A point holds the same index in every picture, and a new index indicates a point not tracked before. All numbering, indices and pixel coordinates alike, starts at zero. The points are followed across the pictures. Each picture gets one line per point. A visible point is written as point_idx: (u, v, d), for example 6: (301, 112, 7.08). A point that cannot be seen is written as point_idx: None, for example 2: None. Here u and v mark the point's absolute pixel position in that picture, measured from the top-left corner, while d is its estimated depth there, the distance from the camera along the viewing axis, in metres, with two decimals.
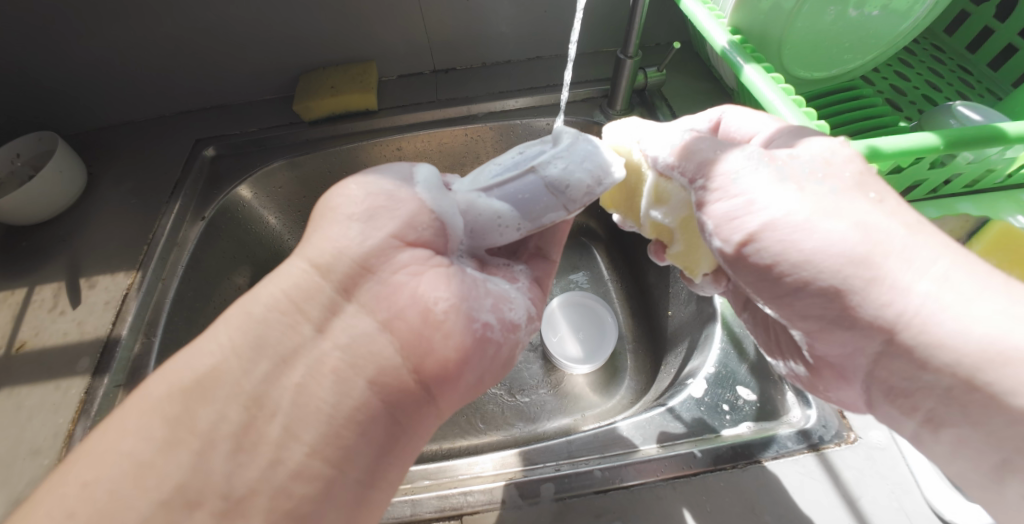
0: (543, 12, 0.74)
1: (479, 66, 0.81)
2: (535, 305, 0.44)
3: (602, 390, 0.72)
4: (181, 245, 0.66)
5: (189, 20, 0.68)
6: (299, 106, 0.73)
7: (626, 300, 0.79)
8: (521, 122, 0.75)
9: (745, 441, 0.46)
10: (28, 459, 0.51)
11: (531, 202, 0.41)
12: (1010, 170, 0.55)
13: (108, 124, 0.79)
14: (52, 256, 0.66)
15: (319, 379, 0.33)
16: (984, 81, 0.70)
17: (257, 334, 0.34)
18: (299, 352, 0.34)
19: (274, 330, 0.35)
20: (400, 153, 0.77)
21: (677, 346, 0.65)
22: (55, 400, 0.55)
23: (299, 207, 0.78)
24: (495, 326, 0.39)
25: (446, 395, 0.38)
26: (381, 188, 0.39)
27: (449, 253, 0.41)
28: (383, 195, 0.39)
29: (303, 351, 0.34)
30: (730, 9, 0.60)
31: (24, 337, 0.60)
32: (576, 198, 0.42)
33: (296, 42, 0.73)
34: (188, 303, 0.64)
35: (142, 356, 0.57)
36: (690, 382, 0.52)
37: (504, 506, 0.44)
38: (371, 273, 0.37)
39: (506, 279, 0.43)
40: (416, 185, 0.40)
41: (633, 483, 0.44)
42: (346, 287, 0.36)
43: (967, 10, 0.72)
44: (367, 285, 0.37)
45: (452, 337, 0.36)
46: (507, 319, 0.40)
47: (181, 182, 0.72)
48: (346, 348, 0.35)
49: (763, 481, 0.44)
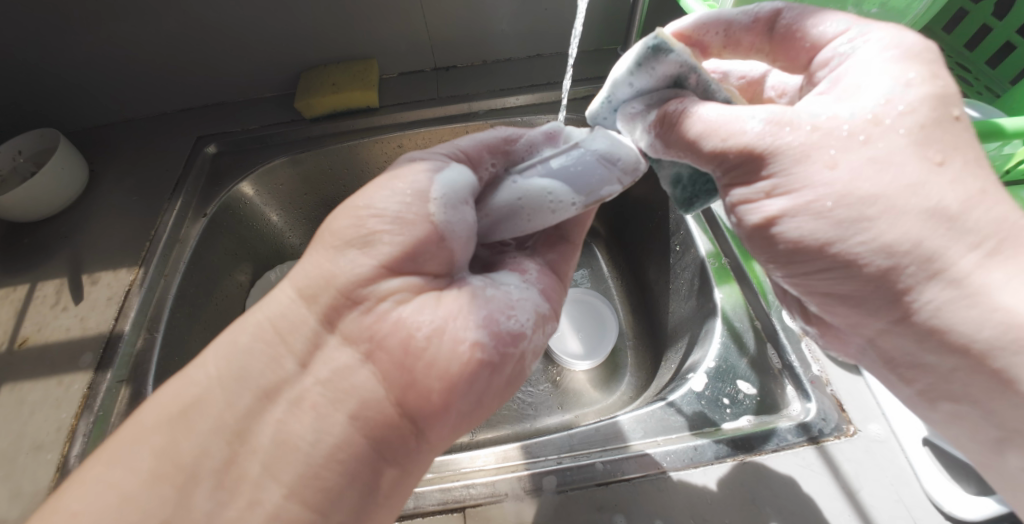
0: (544, 10, 0.74)
1: (479, 63, 0.81)
2: (547, 304, 0.42)
3: (602, 386, 0.72)
4: (183, 241, 0.66)
5: (190, 16, 0.68)
6: (300, 103, 0.73)
7: (627, 297, 0.80)
8: (521, 120, 0.75)
9: (744, 434, 0.46)
10: (31, 454, 0.52)
11: (584, 176, 0.41)
12: (1006, 167, 0.55)
13: (109, 121, 0.79)
14: (55, 253, 0.66)
15: (321, 421, 0.33)
16: (983, 78, 0.71)
17: (262, 372, 0.35)
18: (291, 384, 0.35)
19: (272, 372, 0.35)
20: (401, 150, 0.77)
21: (677, 342, 0.65)
22: (58, 395, 0.55)
23: (301, 204, 0.79)
24: (487, 344, 0.35)
25: (436, 429, 0.36)
26: (386, 203, 0.38)
27: (450, 278, 0.40)
28: (388, 216, 0.37)
29: (292, 386, 0.35)
30: (729, 7, 0.61)
31: (26, 333, 0.60)
32: (629, 168, 0.41)
33: (298, 40, 0.73)
34: (190, 299, 0.64)
35: (145, 352, 0.58)
36: (691, 376, 0.52)
37: (506, 498, 0.44)
38: (355, 304, 0.37)
39: (513, 283, 0.41)
40: (425, 195, 0.38)
41: (634, 475, 0.44)
42: (330, 319, 0.37)
43: (965, 8, 0.73)
44: (350, 315, 0.37)
45: (435, 367, 0.34)
46: (502, 332, 0.36)
47: (183, 179, 0.72)
48: (332, 382, 0.35)
49: (763, 473, 0.44)
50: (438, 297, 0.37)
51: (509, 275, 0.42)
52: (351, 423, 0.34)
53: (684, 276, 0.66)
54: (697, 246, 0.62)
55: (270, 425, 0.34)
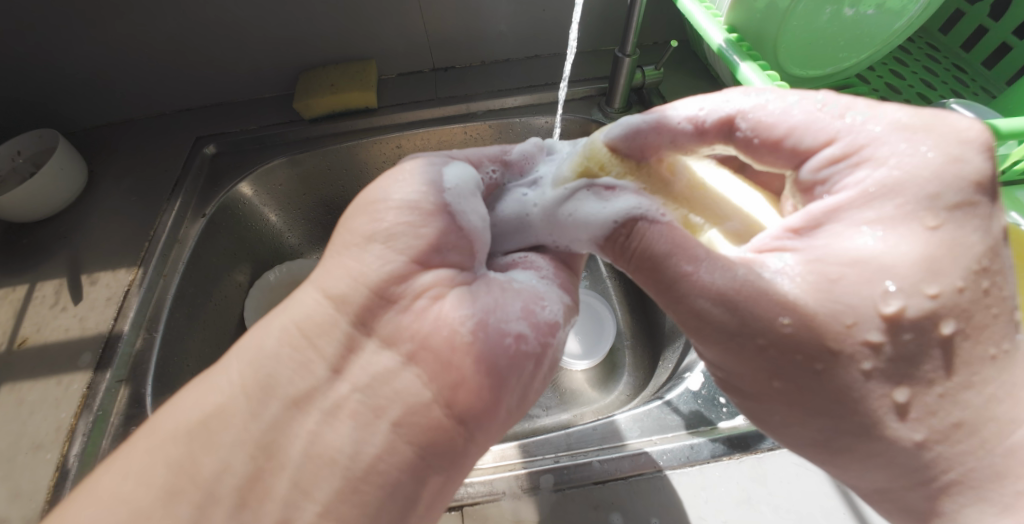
0: (542, 11, 0.75)
1: (478, 64, 0.82)
2: (568, 295, 0.42)
3: (601, 386, 0.73)
4: (182, 241, 0.67)
5: (189, 17, 0.68)
6: (298, 104, 0.73)
7: (625, 296, 0.80)
8: (519, 120, 0.76)
9: (740, 433, 0.46)
10: (30, 454, 0.52)
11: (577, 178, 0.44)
12: (1004, 168, 0.56)
13: (108, 121, 0.80)
14: (54, 253, 0.66)
15: (365, 430, 0.32)
16: (979, 79, 0.71)
17: (288, 375, 0.34)
18: (327, 393, 0.33)
19: (304, 376, 0.34)
20: (399, 151, 0.77)
21: (674, 341, 0.66)
22: (57, 395, 0.55)
23: (299, 204, 0.79)
24: (530, 336, 0.37)
25: (484, 430, 0.35)
26: (403, 198, 0.38)
27: (474, 271, 0.40)
28: (408, 208, 0.38)
29: (329, 395, 0.33)
30: (726, 9, 0.61)
31: (25, 333, 0.60)
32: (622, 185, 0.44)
33: (297, 41, 0.74)
34: (189, 299, 0.64)
35: (144, 352, 0.58)
36: (687, 376, 0.53)
37: (504, 497, 0.44)
38: (394, 304, 0.36)
39: (532, 276, 0.42)
40: (441, 189, 0.39)
41: (630, 474, 0.45)
42: (368, 323, 0.35)
43: (962, 9, 0.73)
44: (389, 316, 0.36)
45: (482, 361, 0.34)
46: (541, 322, 0.38)
47: (182, 180, 0.72)
48: (376, 390, 0.33)
49: (759, 471, 0.44)
50: (482, 291, 0.37)
51: (527, 269, 0.42)
52: (394, 430, 0.32)
53: None
54: None
55: (299, 433, 0.32)
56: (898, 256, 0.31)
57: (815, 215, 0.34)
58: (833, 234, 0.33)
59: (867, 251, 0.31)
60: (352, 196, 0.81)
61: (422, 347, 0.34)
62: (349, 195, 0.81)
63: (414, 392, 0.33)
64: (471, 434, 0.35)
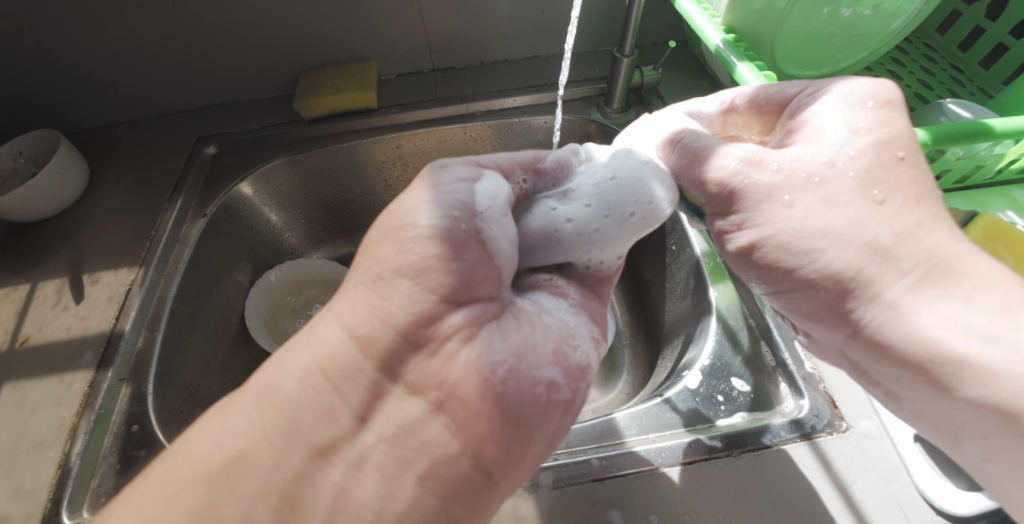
0: (542, 12, 0.75)
1: (478, 64, 0.82)
2: (596, 327, 0.40)
3: (600, 385, 0.73)
4: (184, 241, 0.67)
5: (191, 17, 0.69)
6: (298, 104, 0.74)
7: (624, 296, 0.80)
8: (519, 120, 0.76)
9: (738, 430, 0.47)
10: (32, 452, 0.52)
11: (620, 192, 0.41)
12: (999, 166, 0.57)
13: (109, 122, 0.80)
14: (55, 252, 0.67)
15: (389, 486, 0.31)
16: (976, 79, 0.71)
17: (290, 390, 0.33)
18: (350, 443, 0.32)
19: (322, 422, 0.33)
20: (399, 151, 0.78)
21: (673, 340, 0.66)
22: (60, 393, 0.55)
23: (300, 204, 0.80)
24: (562, 383, 0.34)
25: (509, 479, 0.34)
26: (433, 223, 0.34)
27: (503, 306, 0.37)
28: (439, 237, 0.34)
29: (352, 445, 0.32)
30: (724, 9, 0.61)
31: (28, 332, 0.60)
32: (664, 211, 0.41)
33: (298, 42, 0.74)
34: (190, 298, 0.65)
35: (145, 350, 0.58)
36: (685, 374, 0.53)
37: (503, 494, 0.45)
38: (417, 346, 0.33)
39: (562, 308, 0.40)
40: (473, 212, 0.36)
41: (628, 471, 0.45)
42: (391, 366, 0.33)
43: (959, 9, 0.74)
44: (412, 359, 0.33)
45: (511, 413, 0.32)
46: (574, 366, 0.35)
47: (183, 180, 0.72)
48: (399, 441, 0.32)
49: (757, 468, 0.45)
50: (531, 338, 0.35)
51: (554, 298, 0.41)
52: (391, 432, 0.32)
53: (680, 275, 0.66)
54: (692, 246, 0.63)
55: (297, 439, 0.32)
56: (852, 156, 0.36)
57: (786, 143, 0.40)
58: (799, 158, 0.38)
59: (885, 202, 0.35)
60: (353, 195, 0.82)
61: (450, 395, 0.32)
62: (349, 195, 0.82)
63: (438, 441, 0.32)
64: (492, 478, 0.33)
